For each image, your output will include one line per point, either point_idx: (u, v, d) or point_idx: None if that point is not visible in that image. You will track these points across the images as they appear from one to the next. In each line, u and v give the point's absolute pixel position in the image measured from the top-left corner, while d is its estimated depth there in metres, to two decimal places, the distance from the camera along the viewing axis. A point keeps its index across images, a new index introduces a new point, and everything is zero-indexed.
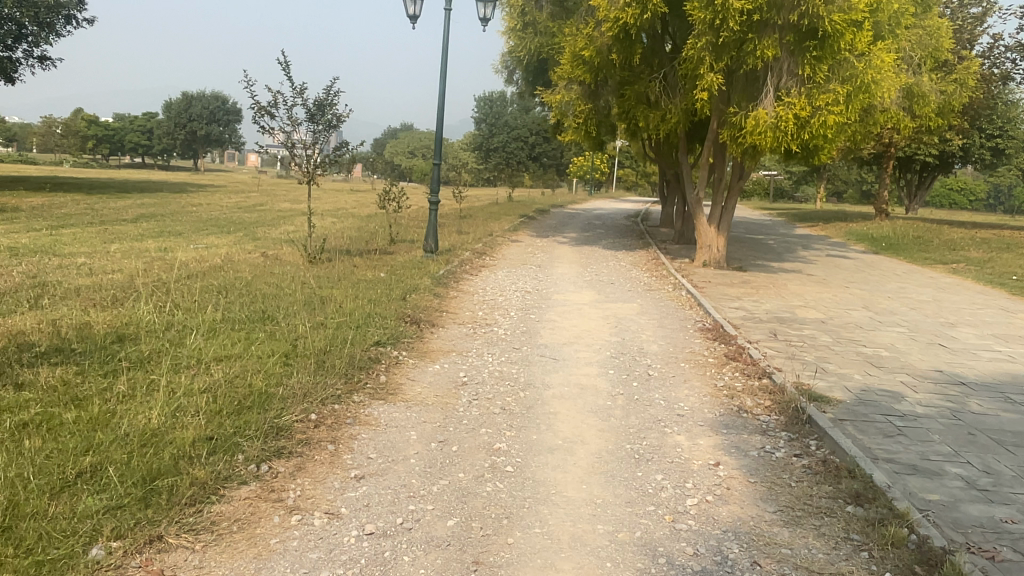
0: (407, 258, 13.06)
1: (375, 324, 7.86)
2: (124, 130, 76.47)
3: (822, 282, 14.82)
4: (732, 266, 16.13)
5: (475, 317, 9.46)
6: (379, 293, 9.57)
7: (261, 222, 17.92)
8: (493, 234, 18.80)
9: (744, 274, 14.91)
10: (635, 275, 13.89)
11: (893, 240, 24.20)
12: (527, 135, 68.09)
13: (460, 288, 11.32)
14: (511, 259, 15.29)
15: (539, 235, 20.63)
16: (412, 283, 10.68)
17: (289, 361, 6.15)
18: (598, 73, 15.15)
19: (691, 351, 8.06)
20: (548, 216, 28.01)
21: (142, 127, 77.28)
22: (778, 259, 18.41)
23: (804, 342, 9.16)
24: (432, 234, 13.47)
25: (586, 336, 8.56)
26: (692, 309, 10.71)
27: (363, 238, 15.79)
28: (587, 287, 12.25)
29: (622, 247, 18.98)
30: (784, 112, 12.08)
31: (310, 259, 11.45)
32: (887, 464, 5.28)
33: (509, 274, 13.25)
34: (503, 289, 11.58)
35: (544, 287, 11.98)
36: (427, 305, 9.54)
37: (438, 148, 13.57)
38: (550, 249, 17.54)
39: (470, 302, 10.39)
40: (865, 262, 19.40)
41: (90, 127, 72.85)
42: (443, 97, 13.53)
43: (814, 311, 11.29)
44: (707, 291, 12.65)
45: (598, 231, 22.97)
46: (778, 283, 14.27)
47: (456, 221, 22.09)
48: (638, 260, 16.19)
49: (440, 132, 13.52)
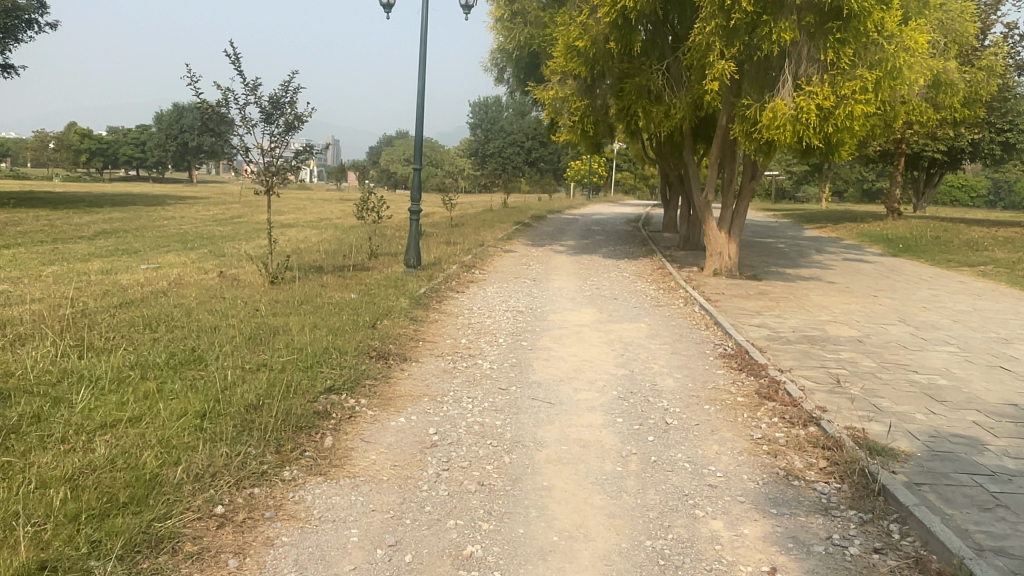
0: (386, 275, 11.69)
1: (331, 363, 6.45)
2: (116, 143, 75.43)
3: (846, 291, 13.43)
4: (744, 274, 14.76)
5: (457, 347, 8.06)
6: (344, 320, 8.18)
7: (232, 236, 16.52)
8: (484, 244, 17.40)
9: (760, 284, 13.53)
10: (640, 288, 12.52)
11: (910, 241, 22.81)
12: (523, 139, 66.83)
13: (442, 309, 9.94)
14: (503, 272, 13.92)
15: (534, 244, 19.24)
16: (386, 306, 9.28)
17: (203, 425, 4.75)
18: (594, 66, 13.82)
19: (715, 387, 6.65)
20: (544, 222, 26.66)
21: (134, 140, 76.17)
22: (792, 265, 17.03)
23: (845, 370, 7.76)
24: (414, 247, 12.09)
25: (588, 369, 7.16)
26: (709, 328, 9.32)
27: (341, 253, 14.41)
28: (587, 304, 10.86)
29: (624, 255, 17.61)
30: (805, 103, 10.74)
31: (272, 279, 10.08)
32: (1001, 560, 3.87)
33: (500, 290, 11.87)
34: (492, 309, 10.20)
35: (539, 305, 10.60)
36: (400, 333, 8.14)
37: (417, 152, 12.14)
38: (546, 259, 16.16)
39: (452, 326, 9.00)
40: (886, 266, 18.01)
41: (82, 140, 72.04)
42: (422, 95, 12.11)
43: (847, 327, 9.90)
44: (722, 305, 11.26)
45: (598, 238, 21.59)
46: (799, 293, 12.88)
47: (446, 230, 20.71)
48: (642, 271, 14.81)
49: (421, 134, 12.10)
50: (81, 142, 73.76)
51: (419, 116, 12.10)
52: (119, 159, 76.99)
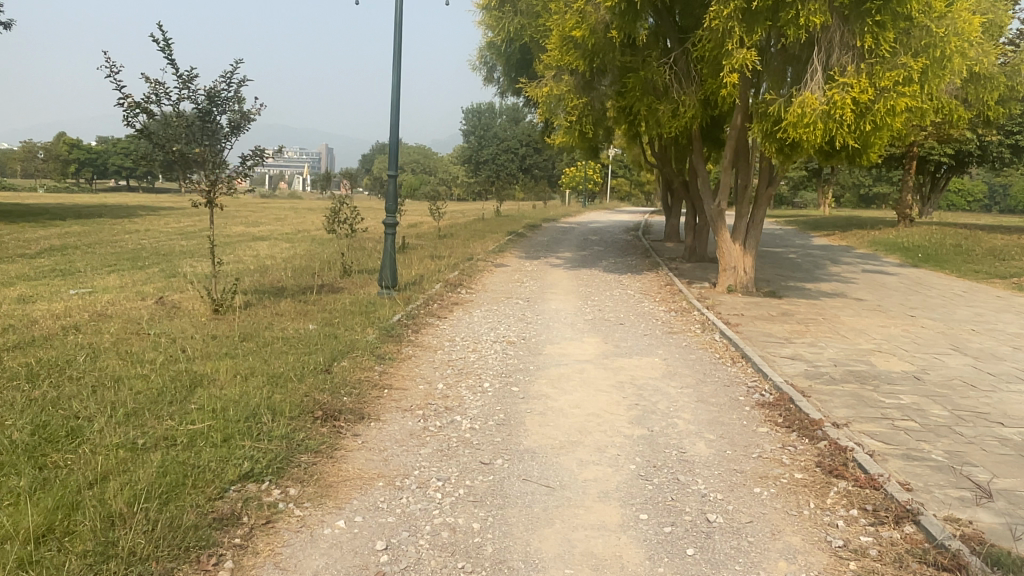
0: (356, 298, 10.16)
1: (255, 433, 4.89)
2: (106, 152, 74.01)
3: (878, 310, 11.92)
4: (761, 291, 13.26)
5: (430, 394, 6.49)
6: (290, 363, 6.64)
7: (193, 252, 14.97)
8: (473, 258, 15.89)
9: (782, 303, 12.03)
10: (647, 309, 11.02)
11: (929, 250, 21.36)
12: (516, 146, 65.54)
13: (418, 341, 8.40)
14: (493, 291, 12.41)
15: (528, 257, 17.71)
16: (347, 340, 7.72)
17: (30, 559, 3.21)
18: (593, 60, 12.37)
19: (762, 457, 5.10)
20: (539, 231, 25.18)
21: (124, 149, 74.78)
22: (811, 279, 15.55)
23: (914, 424, 6.21)
24: (388, 265, 10.52)
25: (594, 429, 5.59)
26: (737, 364, 7.78)
27: (311, 270, 12.87)
28: (588, 332, 9.31)
29: (626, 269, 16.08)
30: (840, 96, 9.27)
31: (215, 308, 8.53)
32: None
33: (488, 314, 10.32)
34: (478, 340, 8.64)
35: (532, 334, 9.05)
36: (360, 379, 6.56)
37: (392, 156, 10.54)
38: (540, 275, 14.64)
39: (428, 365, 7.43)
40: (911, 279, 16.48)
41: (70, 150, 70.94)
42: (397, 91, 10.56)
43: (897, 359, 8.36)
44: (745, 331, 9.73)
45: (597, 249, 20.08)
46: (828, 314, 11.35)
47: (433, 242, 19.19)
48: (648, 287, 13.29)
49: (395, 135, 10.53)
50: (69, 152, 72.51)
51: (394, 116, 10.53)
52: (108, 169, 75.75)
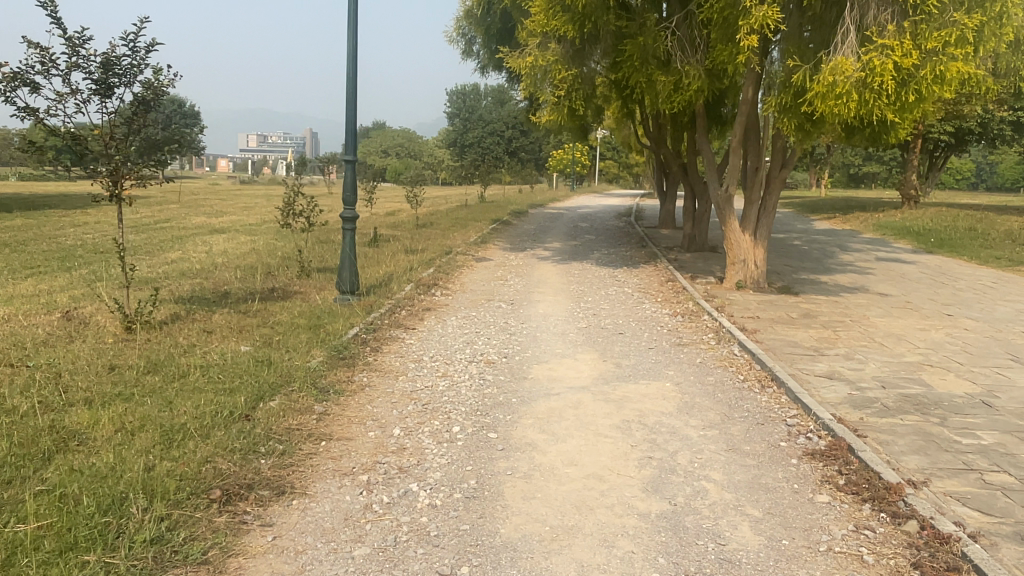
0: (309, 305, 8.66)
1: (111, 539, 3.40)
2: None
3: (910, 308, 10.51)
4: (773, 286, 11.83)
5: (382, 445, 4.98)
6: (200, 405, 5.14)
7: (137, 250, 13.34)
8: (451, 252, 14.37)
9: (800, 302, 10.61)
10: (649, 312, 9.57)
11: (941, 234, 20.01)
12: (503, 129, 63.89)
13: (377, 362, 6.91)
14: (472, 291, 10.91)
15: (513, 248, 16.20)
16: (283, 367, 6.20)
17: None
18: (584, 25, 10.82)
19: (833, 553, 3.66)
20: (526, 219, 23.66)
21: None
22: (824, 270, 14.14)
23: (1010, 478, 4.76)
24: (347, 266, 9.01)
25: (596, 505, 4.11)
26: (767, 390, 6.32)
27: (264, 270, 11.31)
28: (582, 345, 7.82)
29: (620, 261, 14.60)
30: (879, 61, 7.85)
31: (127, 326, 7.00)
32: None
33: (464, 322, 8.80)
34: (450, 360, 7.13)
35: (516, 350, 7.56)
36: (290, 426, 5.06)
37: (349, 140, 8.96)
38: (526, 270, 13.15)
39: (383, 398, 5.91)
40: (930, 268, 15.08)
41: None
42: (353, 61, 8.96)
43: (954, 378, 6.94)
44: (765, 340, 8.29)
45: (587, 238, 18.57)
46: (855, 314, 9.91)
47: (409, 232, 17.62)
48: (646, 283, 11.83)
49: (351, 114, 8.93)
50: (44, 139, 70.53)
51: (350, 90, 8.96)
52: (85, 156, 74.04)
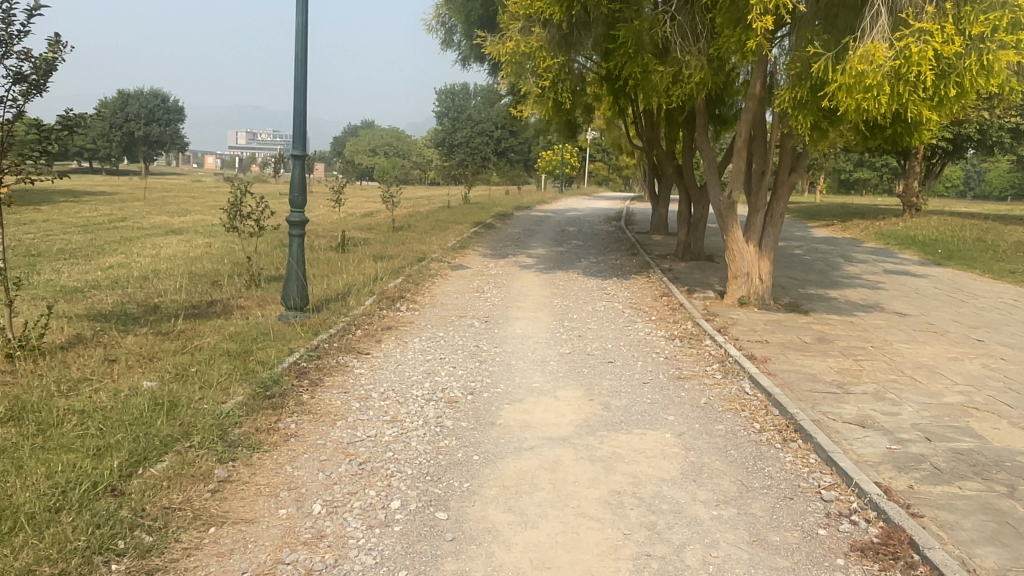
0: (247, 324, 7.41)
1: None
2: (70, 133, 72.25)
3: (934, 331, 9.37)
4: (780, 302, 10.67)
5: (291, 532, 3.73)
6: (54, 475, 3.90)
7: (74, 252, 12.01)
8: (425, 258, 13.12)
9: (811, 323, 9.44)
10: (642, 334, 8.36)
11: (949, 245, 18.93)
12: (492, 129, 62.71)
13: (314, 400, 5.66)
14: (443, 305, 9.68)
15: (494, 255, 14.94)
16: (186, 411, 4.92)
17: None
18: (572, 6, 9.63)
19: None
20: (511, 222, 22.45)
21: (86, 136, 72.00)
22: (831, 284, 13.00)
23: None
24: (294, 278, 7.74)
25: None
26: (789, 446, 5.11)
27: (209, 278, 10.02)
28: (565, 378, 6.59)
29: (609, 271, 13.37)
30: (917, 47, 6.73)
31: (8, 353, 5.74)
32: None
33: (429, 345, 7.54)
34: (403, 397, 5.89)
35: (486, 385, 6.33)
36: (170, 505, 3.81)
37: (297, 133, 7.69)
38: (506, 280, 11.93)
39: (308, 455, 4.66)
40: (944, 282, 13.96)
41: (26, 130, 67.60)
42: (303, 41, 7.69)
43: (1010, 428, 5.77)
44: (779, 373, 7.09)
45: (574, 244, 17.34)
46: (875, 339, 8.75)
47: (383, 236, 16.32)
48: (639, 297, 10.63)
49: (299, 102, 7.65)
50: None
51: (299, 74, 7.69)
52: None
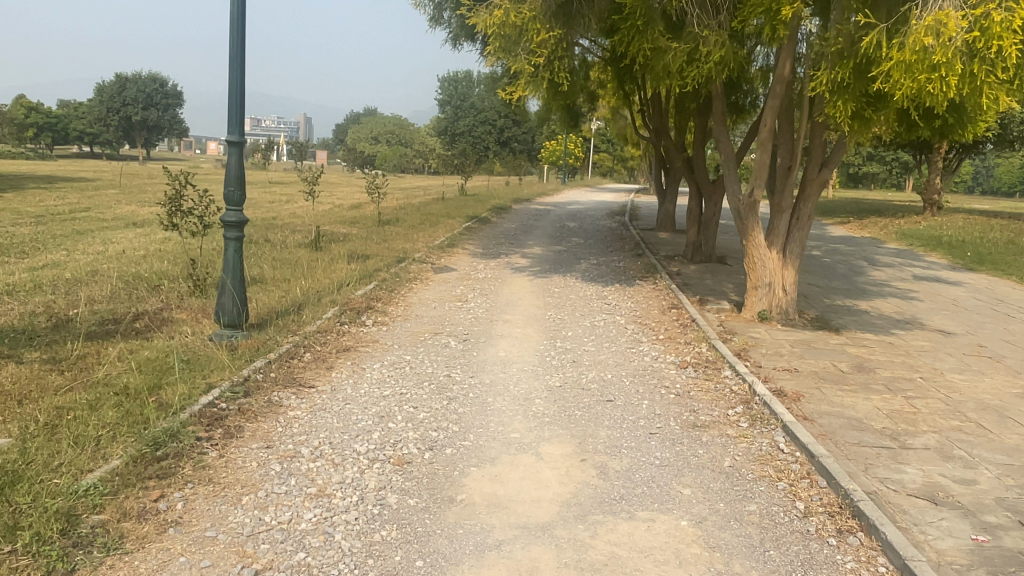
0: (169, 346, 6.11)
1: None
2: (69, 117, 71.52)
3: (989, 356, 8.03)
4: (805, 317, 9.33)
5: None
6: None
7: (11, 248, 10.71)
8: (407, 258, 11.80)
9: (845, 345, 8.10)
10: (646, 360, 7.04)
11: (979, 247, 17.53)
12: (495, 117, 61.22)
13: (221, 461, 4.36)
14: (416, 317, 8.36)
15: (485, 254, 13.59)
16: (26, 489, 3.63)
17: None
18: None
19: None
20: (508, 216, 21.08)
21: (83, 120, 70.92)
22: (859, 293, 11.65)
23: None
24: (228, 289, 6.36)
25: None
26: (847, 542, 3.79)
27: (150, 283, 8.71)
28: (552, 424, 5.25)
29: (611, 274, 12.03)
30: (997, 16, 5.38)
31: None
32: None
33: (390, 374, 6.20)
34: (340, 454, 4.57)
35: (449, 434, 5.00)
36: None
37: (234, 115, 6.37)
38: (494, 285, 10.60)
39: (185, 560, 3.36)
40: (983, 291, 12.58)
41: (21, 113, 66.65)
42: (240, 3, 6.36)
43: None
44: (817, 418, 5.76)
45: (573, 242, 15.97)
46: (923, 368, 7.41)
47: (366, 232, 14.96)
48: (644, 309, 9.30)
49: (235, 77, 6.34)
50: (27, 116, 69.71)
51: (235, 43, 6.37)
52: (67, 134, 72.31)
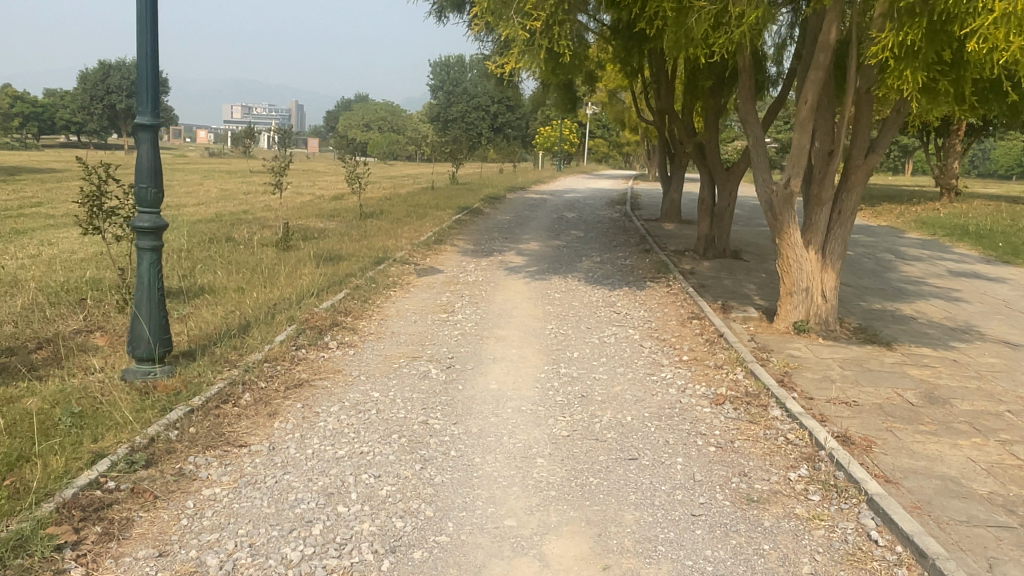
0: (64, 390, 4.75)
1: None
2: (55, 106, 69.95)
3: None
4: (848, 328, 7.97)
5: None
6: None
7: None
8: (386, 258, 10.40)
9: (905, 366, 6.76)
10: (672, 392, 5.68)
11: (1012, 237, 16.17)
12: (488, 103, 59.54)
13: None
14: (390, 336, 6.97)
15: (476, 251, 12.21)
16: None
17: None
18: None
19: None
20: (503, 207, 19.68)
21: (67, 109, 69.24)
22: (898, 294, 10.30)
23: None
24: (141, 315, 5.02)
25: None
26: None
27: (76, 296, 7.33)
28: (559, 500, 3.90)
29: (617, 274, 10.66)
30: None
31: None
32: None
33: (349, 423, 4.84)
34: (262, 566, 3.22)
35: (419, 521, 3.65)
36: None
37: (144, 91, 4.95)
38: (486, 290, 9.22)
39: None
40: None
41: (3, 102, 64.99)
42: None
43: None
44: (901, 481, 4.43)
45: (573, 236, 14.59)
46: (1006, 397, 6.07)
47: (345, 226, 13.55)
48: (661, 320, 7.93)
49: (145, 41, 4.91)
50: (10, 105, 67.99)
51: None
52: (51, 122, 70.53)
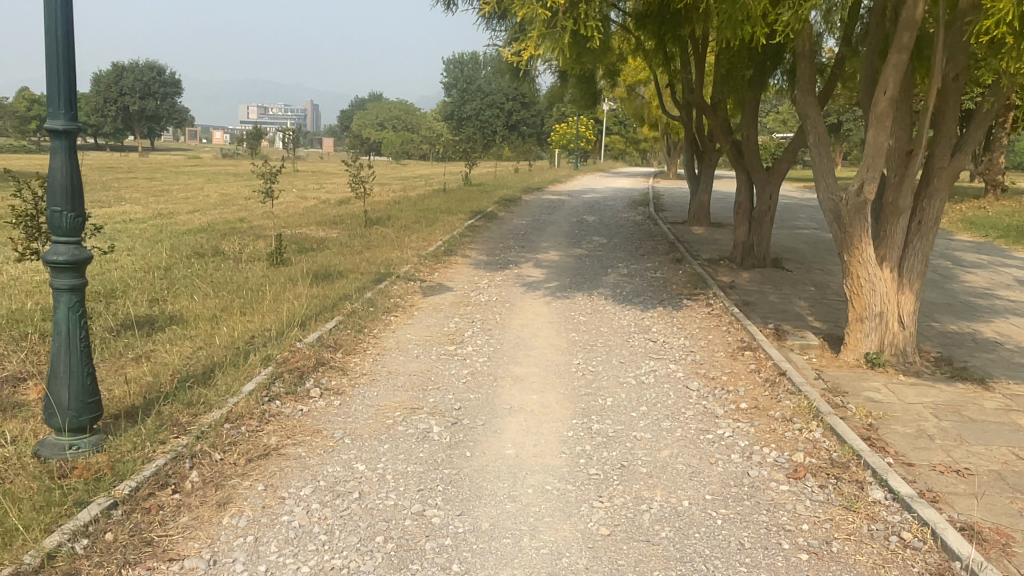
0: None
1: None
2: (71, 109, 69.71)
3: None
4: (929, 360, 6.73)
5: None
6: None
7: None
8: (388, 274, 9.27)
9: (1013, 413, 5.51)
10: (736, 459, 4.48)
11: None
12: (502, 101, 58.34)
13: None
14: (386, 377, 5.83)
15: (489, 263, 11.06)
16: None
17: None
18: None
19: None
20: (519, 210, 18.51)
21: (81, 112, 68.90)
22: (971, 311, 9.01)
23: None
24: (60, 376, 3.92)
25: None
26: None
27: (21, 331, 6.25)
28: None
29: (649, 290, 9.46)
30: None
31: None
32: None
33: (320, 517, 3.69)
34: None
35: None
36: None
37: (55, 84, 3.81)
38: (499, 313, 8.05)
39: None
40: None
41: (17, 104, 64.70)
42: None
43: None
44: None
45: (595, 243, 13.39)
46: None
47: (348, 235, 12.45)
48: (706, 352, 6.72)
49: (53, 19, 3.77)
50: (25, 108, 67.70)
51: None
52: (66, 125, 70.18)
